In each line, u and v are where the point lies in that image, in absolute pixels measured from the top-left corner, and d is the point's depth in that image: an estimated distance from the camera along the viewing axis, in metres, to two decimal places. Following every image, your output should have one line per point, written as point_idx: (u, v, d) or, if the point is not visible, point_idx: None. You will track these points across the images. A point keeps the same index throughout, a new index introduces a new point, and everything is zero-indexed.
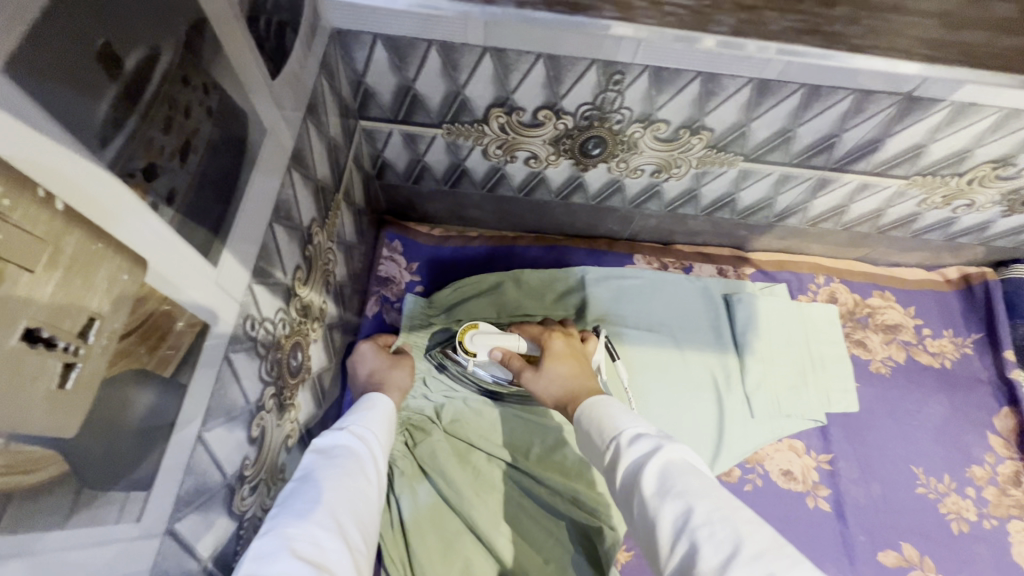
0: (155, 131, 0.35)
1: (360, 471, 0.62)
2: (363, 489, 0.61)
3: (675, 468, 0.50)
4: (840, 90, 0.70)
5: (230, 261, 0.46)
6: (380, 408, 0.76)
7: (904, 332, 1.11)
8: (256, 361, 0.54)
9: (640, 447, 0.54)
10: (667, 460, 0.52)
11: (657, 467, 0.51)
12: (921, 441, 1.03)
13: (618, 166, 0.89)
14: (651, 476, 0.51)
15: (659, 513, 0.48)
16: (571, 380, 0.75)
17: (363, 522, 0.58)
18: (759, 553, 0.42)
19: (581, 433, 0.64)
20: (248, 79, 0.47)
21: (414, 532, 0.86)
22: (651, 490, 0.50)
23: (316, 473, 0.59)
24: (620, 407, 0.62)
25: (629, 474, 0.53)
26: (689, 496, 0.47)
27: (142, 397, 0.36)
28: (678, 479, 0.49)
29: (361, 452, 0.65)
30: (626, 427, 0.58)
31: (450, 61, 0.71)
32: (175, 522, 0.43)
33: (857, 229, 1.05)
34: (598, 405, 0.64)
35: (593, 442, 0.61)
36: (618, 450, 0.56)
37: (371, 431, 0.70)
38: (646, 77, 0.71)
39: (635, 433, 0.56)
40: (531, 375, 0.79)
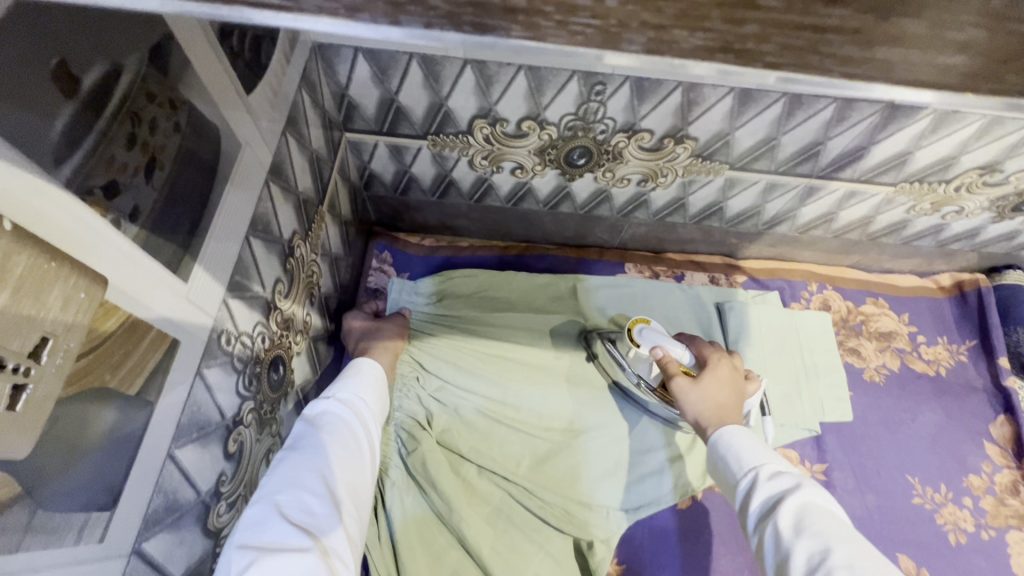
0: (119, 148, 0.35)
1: (351, 432, 0.63)
2: (355, 448, 0.62)
3: (815, 512, 0.51)
4: (822, 99, 0.70)
5: (202, 276, 0.46)
6: (367, 367, 0.75)
7: (898, 340, 1.10)
8: (233, 375, 0.54)
9: (783, 485, 0.56)
10: (807, 501, 0.53)
11: (797, 504, 0.53)
12: (917, 451, 1.02)
13: (604, 175, 0.89)
14: (788, 512, 0.52)
15: (794, 549, 0.50)
16: (725, 410, 0.72)
17: (356, 480, 0.60)
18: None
19: (713, 460, 0.66)
20: (219, 94, 0.47)
21: (402, 541, 0.83)
22: (788, 523, 0.52)
23: (305, 441, 0.59)
24: (762, 445, 0.64)
25: (764, 506, 0.55)
26: (831, 538, 0.48)
27: (103, 415, 0.35)
28: (820, 521, 0.50)
29: (352, 412, 0.66)
30: (765, 463, 0.59)
31: (432, 74, 0.71)
32: (143, 542, 0.42)
33: (848, 236, 1.04)
34: (739, 433, 0.65)
35: (725, 472, 0.63)
36: (755, 483, 0.58)
37: (361, 392, 0.70)
38: (627, 88, 0.71)
39: (776, 470, 0.58)
40: (686, 383, 0.74)
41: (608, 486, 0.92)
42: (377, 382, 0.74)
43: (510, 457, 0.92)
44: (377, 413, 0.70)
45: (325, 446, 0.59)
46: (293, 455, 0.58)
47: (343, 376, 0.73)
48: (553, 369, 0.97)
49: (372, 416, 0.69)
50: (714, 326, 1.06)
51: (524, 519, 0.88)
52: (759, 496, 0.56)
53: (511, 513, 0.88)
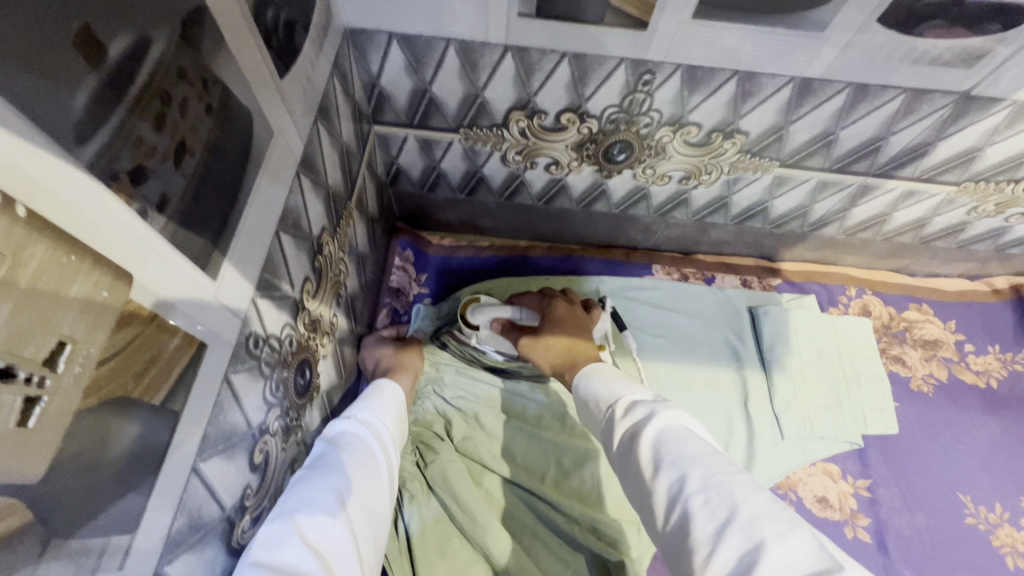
0: (147, 128, 0.31)
1: (371, 455, 0.59)
2: (376, 471, 0.58)
3: (670, 435, 0.45)
4: (890, 89, 0.65)
5: (231, 273, 0.43)
6: (389, 387, 0.73)
7: (944, 349, 1.04)
8: (260, 381, 0.50)
9: (637, 413, 0.49)
10: (665, 425, 0.46)
11: (653, 432, 0.46)
12: (969, 468, 0.94)
13: (643, 172, 0.85)
14: (646, 446, 0.46)
15: (653, 483, 0.44)
16: (574, 350, 0.71)
17: (374, 506, 0.55)
18: (753, 518, 0.38)
19: (580, 405, 0.58)
20: (253, 76, 0.43)
21: (420, 555, 0.78)
22: (646, 459, 0.45)
23: (327, 459, 0.55)
24: (616, 373, 0.57)
25: (625, 441, 0.49)
26: (687, 461, 0.42)
27: (126, 429, 0.32)
28: (674, 447, 0.44)
29: (373, 433, 0.63)
30: (623, 394, 0.52)
31: (469, 61, 0.67)
32: (165, 565, 0.38)
33: (898, 239, 0.98)
34: (595, 372, 0.58)
35: (592, 410, 0.55)
36: (614, 418, 0.51)
37: (382, 412, 0.67)
38: (679, 76, 0.66)
39: (634, 399, 0.51)
40: (529, 341, 0.74)
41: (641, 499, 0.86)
42: (396, 401, 0.71)
43: (533, 467, 0.88)
44: (397, 437, 0.66)
45: (345, 467, 0.55)
46: (312, 473, 0.53)
47: (363, 396, 0.71)
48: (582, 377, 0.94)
49: (393, 436, 0.66)
50: (747, 332, 1.02)
51: (550, 535, 0.82)
52: (620, 436, 0.49)
53: (537, 529, 0.82)
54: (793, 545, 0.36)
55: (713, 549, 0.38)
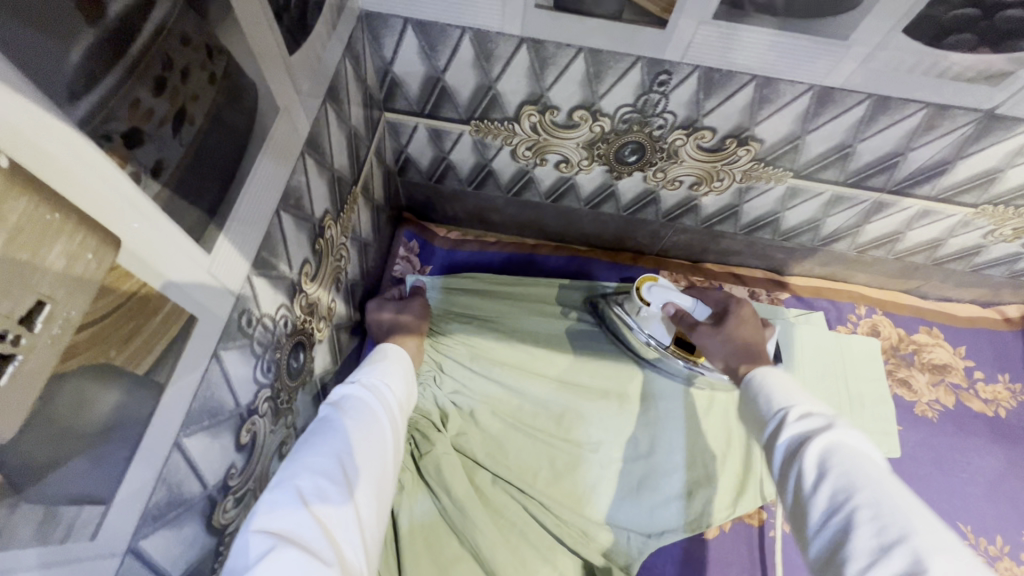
0: (145, 92, 0.30)
1: (375, 419, 0.58)
2: (380, 433, 0.57)
3: (846, 452, 0.44)
4: (911, 103, 0.64)
5: (227, 248, 0.42)
6: (395, 351, 0.72)
7: (953, 374, 1.00)
8: (251, 360, 0.50)
9: (815, 424, 0.48)
10: (843, 442, 0.45)
11: (825, 444, 0.46)
12: (971, 497, 0.91)
13: (654, 175, 0.84)
14: (812, 456, 0.45)
15: (812, 487, 0.44)
16: (755, 350, 0.68)
17: (378, 466, 0.55)
18: (928, 548, 0.36)
19: (742, 400, 0.58)
20: (261, 49, 0.42)
21: (408, 553, 0.76)
22: (812, 462, 0.45)
23: (335, 421, 0.55)
24: (794, 383, 0.56)
25: (789, 446, 0.48)
26: (862, 479, 0.42)
27: (105, 396, 0.31)
28: (849, 464, 0.43)
29: (378, 393, 0.62)
30: (796, 402, 0.52)
31: (483, 52, 0.66)
32: (141, 540, 0.38)
33: (910, 259, 0.96)
34: (769, 376, 0.57)
35: (755, 407, 0.55)
36: (781, 422, 0.50)
37: (386, 375, 0.66)
38: (695, 79, 0.65)
39: (808, 410, 0.50)
40: (705, 331, 0.73)
41: (631, 505, 0.86)
42: (402, 365, 0.71)
43: (527, 467, 0.87)
44: (400, 405, 0.65)
45: (349, 429, 0.54)
46: (316, 436, 0.53)
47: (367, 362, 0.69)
48: (579, 381, 0.94)
49: (398, 398, 0.65)
50: None
51: (538, 536, 0.81)
52: (783, 437, 0.49)
53: (524, 529, 0.81)
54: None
55: (869, 563, 0.37)
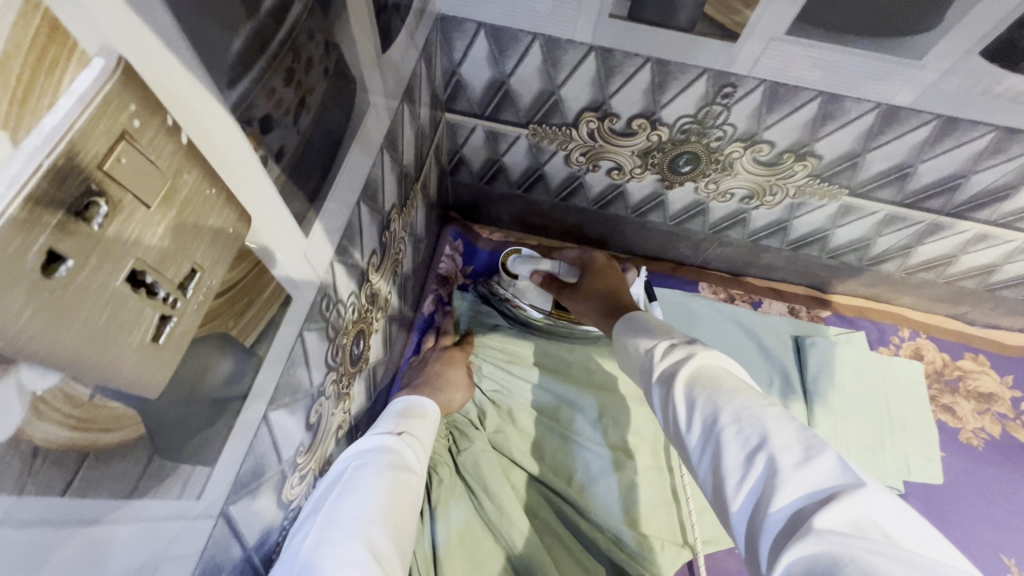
0: (278, 82, 0.32)
1: (402, 476, 0.55)
2: (407, 492, 0.54)
3: (706, 376, 0.44)
4: (980, 126, 0.63)
5: (320, 233, 0.44)
6: (432, 410, 0.71)
7: (999, 404, 0.98)
8: (325, 343, 0.52)
9: (677, 356, 0.48)
10: (705, 366, 0.46)
11: (688, 373, 0.46)
12: (1017, 531, 0.88)
13: (706, 187, 0.84)
14: (681, 388, 0.45)
15: (686, 419, 0.43)
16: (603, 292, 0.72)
17: (405, 523, 0.52)
18: (783, 445, 0.37)
19: (616, 347, 0.58)
20: (362, 47, 0.44)
21: (446, 559, 0.75)
22: (681, 394, 0.45)
23: (363, 480, 0.52)
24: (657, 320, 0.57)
25: (661, 382, 0.48)
26: (722, 395, 0.42)
27: (222, 364, 0.33)
28: (710, 386, 0.43)
29: (402, 444, 0.60)
30: (660, 338, 0.51)
31: (551, 59, 0.68)
32: (230, 505, 0.39)
33: (961, 284, 0.95)
34: (627, 323, 0.57)
35: (623, 348, 0.55)
36: (649, 362, 0.50)
37: (410, 427, 0.65)
38: (760, 92, 0.66)
39: (669, 342, 0.50)
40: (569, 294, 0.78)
41: (666, 514, 0.86)
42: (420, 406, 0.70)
43: (563, 470, 0.88)
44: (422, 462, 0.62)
45: (375, 489, 0.51)
46: (343, 494, 0.50)
47: (385, 413, 0.68)
48: (617, 388, 0.95)
49: (422, 451, 0.63)
50: (791, 362, 0.99)
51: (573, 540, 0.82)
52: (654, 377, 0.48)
53: (560, 532, 0.82)
54: (823, 468, 0.35)
55: (744, 476, 0.37)
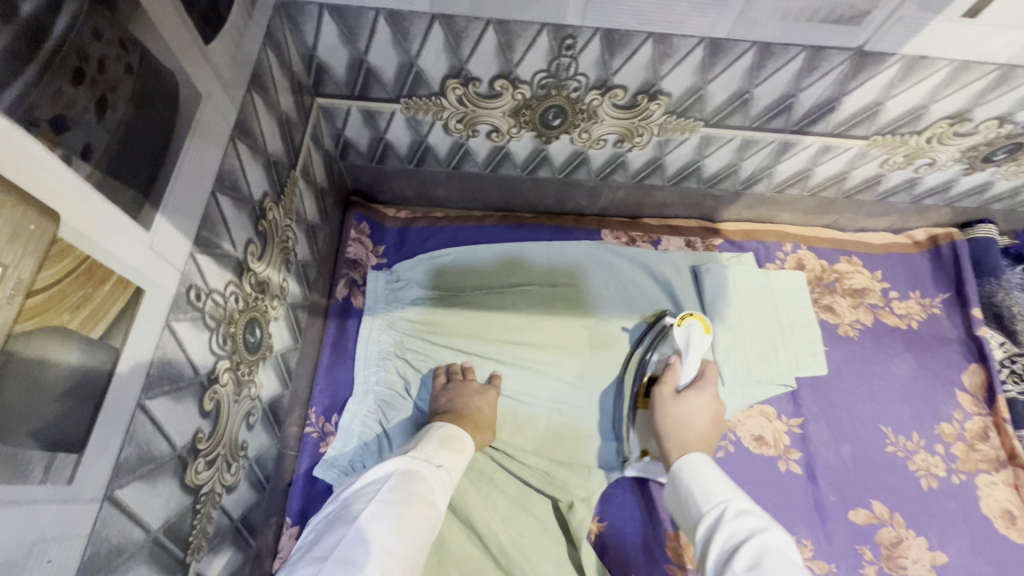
0: (65, 83, 0.34)
1: (427, 503, 0.62)
2: (430, 517, 0.61)
3: (772, 553, 0.52)
4: (793, 47, 0.70)
5: (165, 226, 0.46)
6: (470, 444, 0.76)
7: (870, 296, 1.10)
8: (204, 333, 0.54)
9: (744, 526, 0.58)
10: (766, 542, 0.54)
11: (752, 546, 0.54)
12: (890, 401, 1.01)
13: (580, 137, 0.89)
14: (745, 552, 0.54)
15: None
16: (696, 434, 0.79)
17: (422, 548, 0.58)
18: None
19: (678, 490, 0.70)
20: (178, 44, 0.46)
21: None
22: (740, 564, 0.53)
23: (391, 505, 0.59)
24: (728, 481, 0.67)
25: (725, 545, 0.57)
26: (784, 574, 0.49)
27: (62, 355, 0.35)
28: (774, 560, 0.51)
29: (431, 472, 0.66)
30: (733, 502, 0.62)
31: (400, 32, 0.70)
32: (116, 489, 0.42)
33: (824, 194, 1.05)
34: (700, 466, 0.69)
35: (689, 505, 0.66)
36: (721, 519, 0.60)
37: (447, 464, 0.70)
38: (598, 40, 0.70)
39: (742, 509, 0.61)
40: (670, 397, 0.84)
41: (590, 445, 0.93)
42: (458, 445, 0.74)
43: None
44: (448, 493, 0.67)
45: (401, 515, 0.58)
46: (376, 514, 0.57)
47: (423, 441, 0.73)
48: (533, 339, 0.98)
49: (450, 491, 0.68)
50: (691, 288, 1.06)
51: (507, 483, 0.89)
52: (722, 535, 0.58)
53: (493, 477, 0.89)
54: None
55: None
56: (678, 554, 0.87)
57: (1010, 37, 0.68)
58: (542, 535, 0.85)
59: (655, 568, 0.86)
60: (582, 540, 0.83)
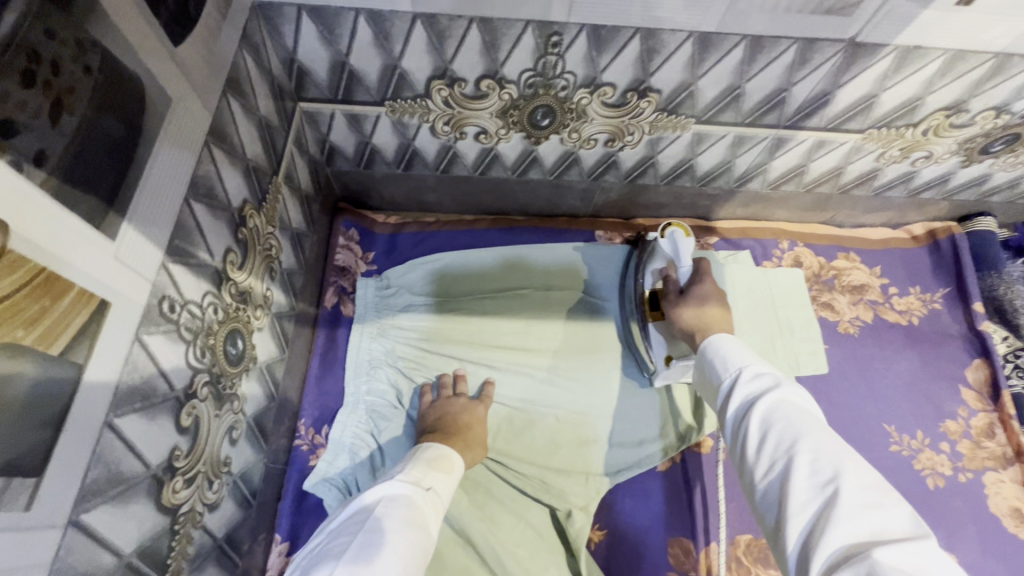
0: (13, 86, 0.32)
1: (416, 528, 0.59)
2: (421, 541, 0.58)
3: (789, 409, 0.52)
4: (784, 40, 0.69)
5: (133, 236, 0.44)
6: (459, 464, 0.74)
7: (870, 293, 1.08)
8: (180, 345, 0.52)
9: (760, 385, 0.57)
10: (784, 399, 0.54)
11: (770, 402, 0.54)
12: (893, 399, 0.99)
13: (570, 137, 0.88)
14: (761, 410, 0.53)
15: (760, 444, 0.52)
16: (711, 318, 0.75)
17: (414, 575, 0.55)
18: (856, 488, 0.45)
19: (699, 360, 0.67)
20: (143, 47, 0.44)
21: None
22: (757, 420, 0.53)
23: (380, 532, 0.56)
24: (746, 348, 0.64)
25: (739, 402, 0.57)
26: (800, 428, 0.50)
27: (15, 376, 0.33)
28: (791, 417, 0.51)
29: (419, 496, 0.64)
30: (749, 364, 0.60)
31: (382, 32, 0.69)
32: (82, 514, 0.40)
33: (819, 190, 1.03)
34: (725, 343, 0.65)
35: (704, 369, 0.65)
36: (737, 381, 0.59)
37: (436, 486, 0.68)
38: (585, 36, 0.69)
39: (759, 371, 0.58)
40: (674, 300, 0.82)
41: (588, 451, 0.90)
42: (447, 465, 0.72)
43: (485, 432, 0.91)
44: (438, 518, 0.65)
45: (390, 541, 0.56)
46: (364, 542, 0.55)
47: (411, 464, 0.70)
48: (527, 344, 0.96)
49: (440, 514, 0.66)
50: None
51: (503, 492, 0.87)
52: (738, 393, 0.57)
53: (489, 487, 0.87)
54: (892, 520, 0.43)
55: (812, 505, 0.45)
56: (681, 561, 0.85)
57: (1005, 25, 0.66)
58: (540, 546, 0.83)
59: None
60: (581, 550, 0.81)
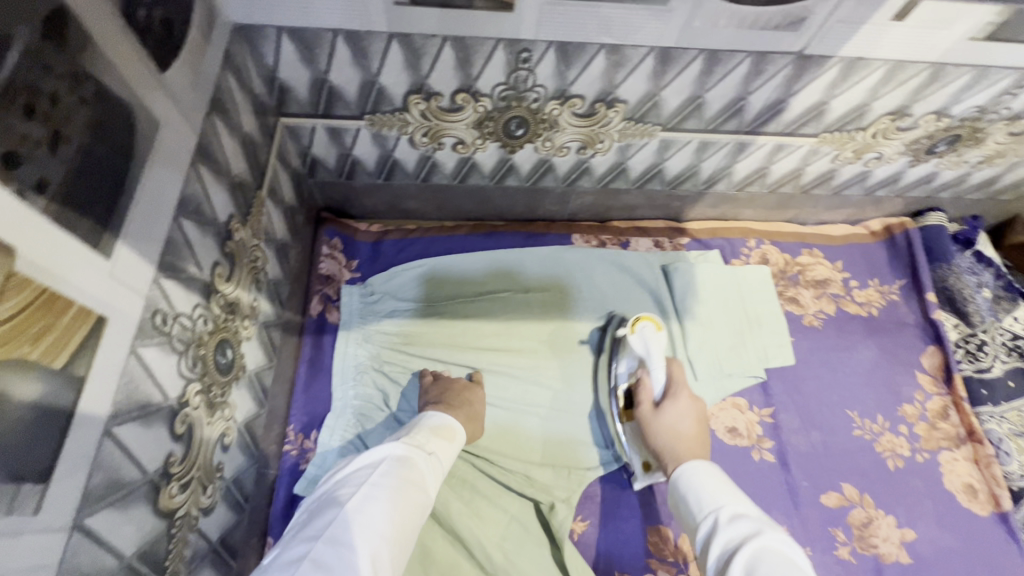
0: (15, 119, 0.35)
1: (416, 488, 0.63)
2: (419, 501, 0.62)
3: (768, 556, 0.54)
4: (738, 53, 0.74)
5: (127, 253, 0.46)
6: (461, 434, 0.77)
7: (833, 286, 1.14)
8: (173, 356, 0.54)
9: (740, 529, 0.59)
10: (763, 545, 0.56)
11: (750, 552, 0.55)
12: (856, 386, 1.05)
13: (544, 145, 0.92)
14: (742, 560, 0.55)
15: None
16: (684, 444, 0.76)
17: (410, 532, 0.59)
18: None
19: (675, 494, 0.71)
20: (133, 75, 0.46)
21: None
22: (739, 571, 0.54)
23: (382, 490, 0.60)
24: (724, 483, 0.68)
25: (722, 551, 0.59)
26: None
27: (22, 387, 0.36)
28: (772, 565, 0.53)
29: (421, 458, 0.67)
30: (728, 507, 0.63)
31: (359, 50, 0.72)
32: (85, 518, 0.43)
33: (782, 190, 1.09)
34: (700, 473, 0.69)
35: (686, 511, 0.67)
36: (716, 525, 0.62)
37: (438, 451, 0.71)
38: (553, 52, 0.73)
39: (736, 513, 0.62)
40: (650, 413, 0.82)
41: (569, 447, 0.94)
42: (450, 434, 0.75)
43: None
44: (437, 480, 0.68)
45: (392, 500, 0.59)
46: (368, 497, 0.58)
47: (415, 428, 0.73)
48: (508, 345, 1.00)
49: (439, 477, 0.69)
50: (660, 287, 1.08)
51: (489, 488, 0.90)
52: (719, 539, 0.60)
53: (475, 483, 0.90)
54: None
55: None
56: (660, 547, 0.89)
57: (937, 37, 0.72)
58: (526, 539, 0.86)
59: (637, 563, 0.88)
60: (564, 540, 0.85)
